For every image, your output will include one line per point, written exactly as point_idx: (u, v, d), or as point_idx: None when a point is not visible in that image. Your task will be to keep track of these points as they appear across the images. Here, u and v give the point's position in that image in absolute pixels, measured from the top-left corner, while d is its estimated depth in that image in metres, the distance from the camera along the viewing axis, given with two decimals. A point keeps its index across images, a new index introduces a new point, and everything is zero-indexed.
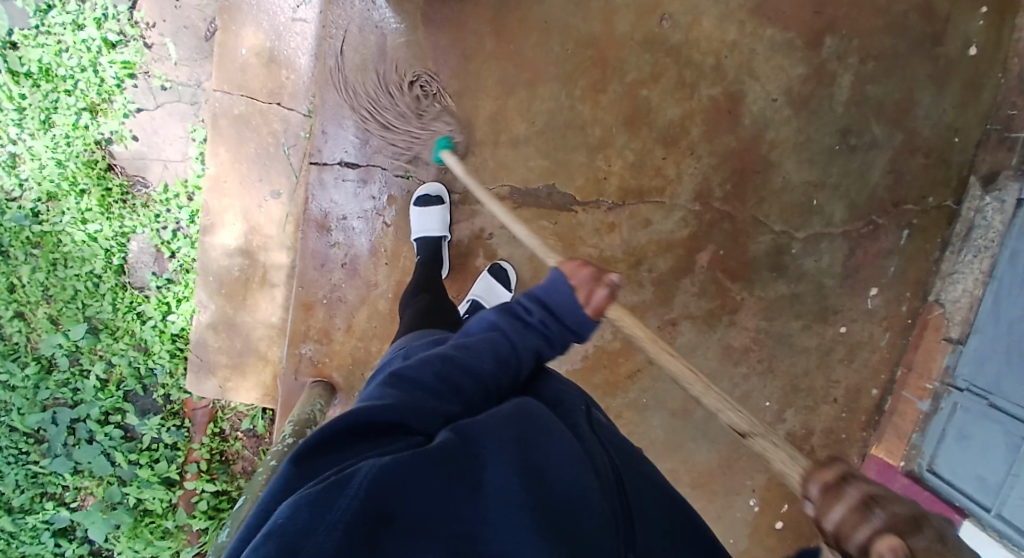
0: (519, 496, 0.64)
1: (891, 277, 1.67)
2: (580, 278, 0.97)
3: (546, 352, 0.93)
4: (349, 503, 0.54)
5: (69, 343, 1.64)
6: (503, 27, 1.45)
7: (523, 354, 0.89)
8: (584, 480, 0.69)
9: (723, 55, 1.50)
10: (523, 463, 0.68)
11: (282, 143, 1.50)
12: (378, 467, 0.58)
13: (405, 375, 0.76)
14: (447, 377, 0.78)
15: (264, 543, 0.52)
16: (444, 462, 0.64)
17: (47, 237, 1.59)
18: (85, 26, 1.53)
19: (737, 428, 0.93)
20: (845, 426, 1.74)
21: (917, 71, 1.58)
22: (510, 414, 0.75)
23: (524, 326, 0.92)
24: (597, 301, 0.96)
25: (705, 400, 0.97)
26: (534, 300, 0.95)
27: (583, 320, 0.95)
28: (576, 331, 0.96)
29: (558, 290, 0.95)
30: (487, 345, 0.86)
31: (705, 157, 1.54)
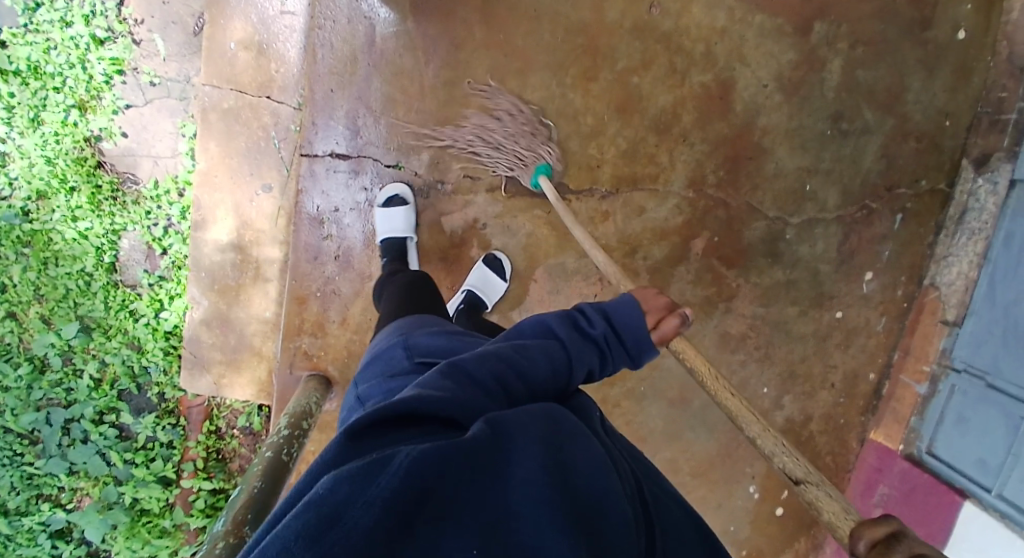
0: (555, 493, 0.59)
1: (886, 262, 1.67)
2: (653, 305, 1.05)
3: (596, 369, 0.96)
4: (388, 480, 0.51)
5: (61, 343, 1.63)
6: (493, 15, 1.44)
7: (577, 368, 0.91)
8: (611, 487, 0.65)
9: (713, 41, 1.50)
10: (556, 463, 0.64)
11: (272, 136, 1.50)
12: (419, 449, 0.55)
13: (467, 369, 0.76)
14: (504, 378, 0.78)
15: (301, 515, 0.48)
16: (479, 453, 0.60)
17: (37, 235, 1.59)
18: (74, 23, 1.52)
19: (790, 474, 0.91)
20: (843, 412, 1.74)
21: (907, 56, 1.59)
22: (541, 413, 0.72)
23: (581, 337, 0.95)
24: (668, 329, 1.03)
25: (761, 443, 0.95)
26: (600, 316, 0.99)
27: (644, 346, 1.01)
28: (632, 354, 1.00)
29: (629, 314, 1.01)
30: (546, 353, 0.88)
31: (698, 144, 1.54)
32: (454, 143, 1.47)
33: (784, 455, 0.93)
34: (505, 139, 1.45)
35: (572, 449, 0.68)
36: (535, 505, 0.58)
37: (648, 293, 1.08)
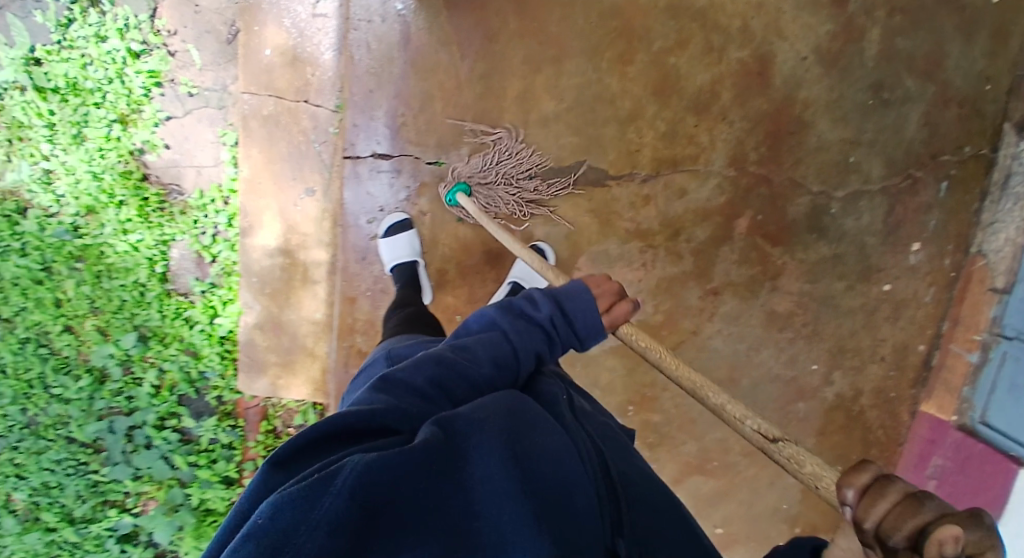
0: (506, 485, 0.67)
1: (933, 232, 1.64)
2: (606, 289, 0.99)
3: (546, 356, 0.94)
4: (332, 502, 0.58)
5: (120, 352, 1.68)
6: (526, 4, 1.43)
7: (522, 358, 0.90)
8: (571, 470, 0.73)
9: (750, 16, 1.48)
10: (511, 453, 0.71)
11: (312, 140, 1.51)
12: (362, 463, 0.62)
13: (401, 378, 0.82)
14: (440, 382, 0.82)
15: (246, 544, 0.56)
16: (427, 458, 0.67)
17: (89, 249, 1.62)
18: (108, 37, 1.53)
19: (763, 435, 0.84)
20: (894, 385, 1.72)
21: (946, 20, 1.54)
22: (497, 406, 0.78)
23: (527, 323, 0.93)
24: (620, 315, 0.98)
25: (728, 410, 0.89)
26: (550, 298, 0.94)
27: (597, 329, 0.95)
28: (584, 340, 0.95)
29: (580, 299, 0.94)
30: (485, 349, 0.89)
31: (738, 121, 1.52)
32: (500, 142, 1.47)
33: (755, 418, 0.87)
34: (532, 169, 1.49)
35: (527, 437, 0.76)
36: (490, 495, 0.67)
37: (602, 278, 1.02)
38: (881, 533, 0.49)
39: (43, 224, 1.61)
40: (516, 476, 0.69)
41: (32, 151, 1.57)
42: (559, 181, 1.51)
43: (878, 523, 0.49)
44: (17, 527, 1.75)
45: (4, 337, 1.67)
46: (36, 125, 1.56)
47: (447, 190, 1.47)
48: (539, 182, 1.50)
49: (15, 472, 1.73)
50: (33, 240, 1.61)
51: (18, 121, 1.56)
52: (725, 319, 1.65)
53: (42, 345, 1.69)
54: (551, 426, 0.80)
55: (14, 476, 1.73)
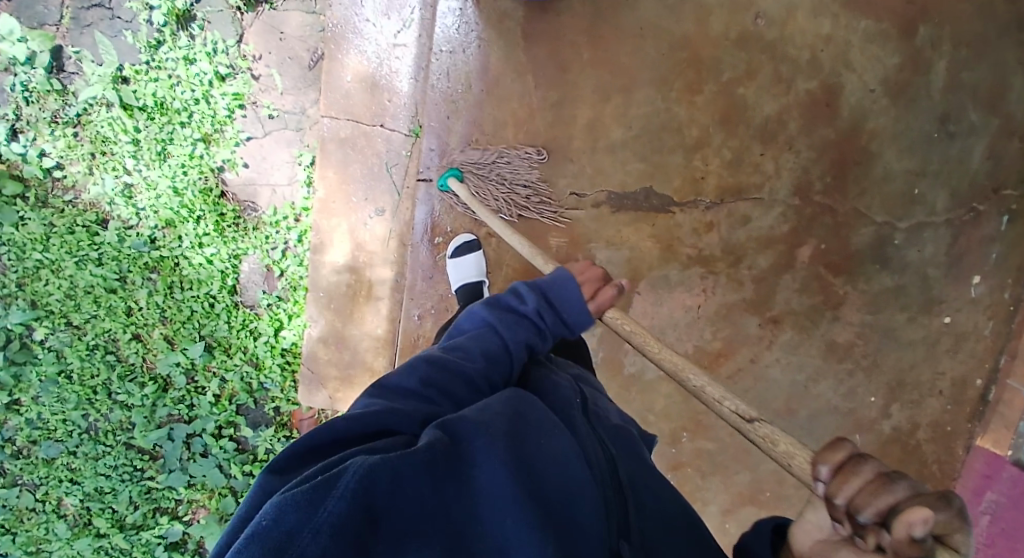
0: (511, 489, 0.71)
1: (994, 265, 1.62)
2: (590, 277, 1.14)
3: (535, 345, 1.03)
4: (337, 504, 0.58)
5: (187, 361, 1.72)
6: (598, 36, 1.47)
7: (512, 350, 0.99)
8: (574, 473, 0.78)
9: (818, 48, 1.50)
10: (513, 457, 0.75)
11: (385, 162, 1.56)
12: (366, 465, 0.62)
13: (394, 383, 0.86)
14: (432, 383, 0.87)
15: (248, 547, 0.55)
16: (434, 459, 0.70)
17: (165, 261, 1.68)
18: (197, 60, 1.60)
19: (739, 415, 0.87)
20: (952, 419, 1.68)
21: (1011, 53, 1.54)
22: (499, 411, 0.83)
23: (516, 315, 1.03)
24: (604, 300, 1.12)
25: (707, 391, 0.93)
26: (536, 290, 1.05)
27: (583, 315, 1.06)
28: (572, 326, 1.06)
29: (566, 286, 1.06)
30: (477, 346, 0.97)
31: (804, 150, 1.53)
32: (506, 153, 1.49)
33: (733, 399, 0.90)
34: (530, 182, 1.50)
35: (528, 443, 0.80)
36: (496, 501, 0.70)
37: (586, 265, 1.17)
38: (852, 509, 0.53)
39: (122, 235, 1.67)
40: (520, 479, 0.73)
41: (114, 165, 1.64)
42: (548, 206, 1.52)
43: (847, 500, 0.54)
44: (67, 532, 1.76)
45: (74, 343, 1.72)
46: (122, 141, 1.63)
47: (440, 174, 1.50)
48: (530, 201, 1.51)
49: (69, 477, 1.76)
50: (111, 250, 1.67)
51: (103, 137, 1.63)
52: (784, 347, 1.65)
53: (108, 352, 1.74)
54: (553, 430, 0.84)
55: (68, 480, 1.76)
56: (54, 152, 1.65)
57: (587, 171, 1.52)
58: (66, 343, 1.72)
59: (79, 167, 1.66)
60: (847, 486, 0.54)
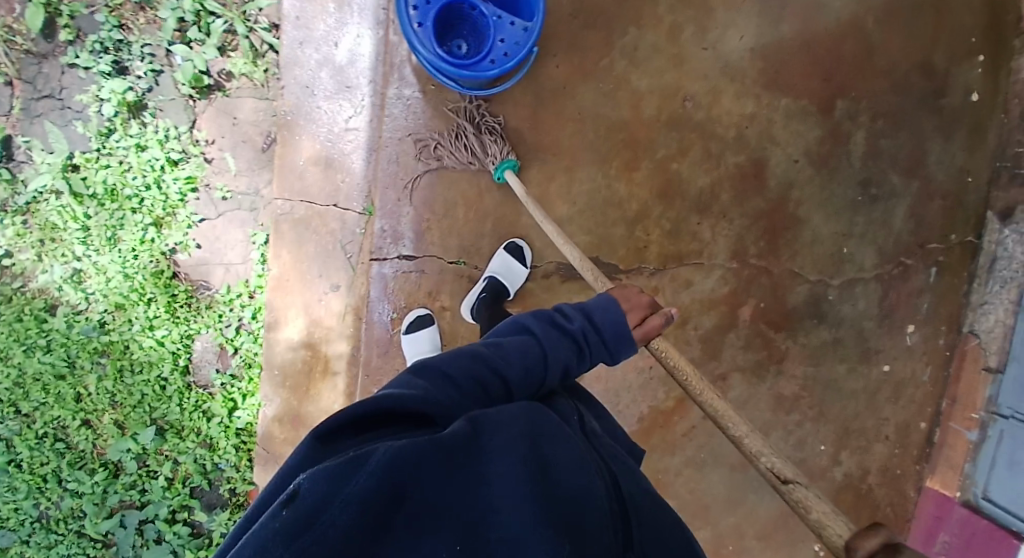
0: (529, 488, 0.71)
1: (926, 314, 1.73)
2: (637, 303, 1.17)
3: (575, 364, 1.06)
4: (365, 480, 0.59)
5: (137, 446, 1.70)
6: (540, 121, 1.55)
7: (552, 361, 1.02)
8: (585, 482, 0.79)
9: (743, 126, 1.61)
10: (531, 458, 0.76)
11: (340, 241, 1.61)
12: (393, 449, 0.63)
13: (439, 366, 0.90)
14: (472, 374, 0.92)
15: (283, 510, 0.56)
16: (456, 449, 0.71)
17: (114, 345, 1.67)
18: (149, 147, 1.63)
19: (776, 475, 0.90)
20: (898, 462, 1.76)
21: (923, 122, 1.69)
22: (521, 411, 0.84)
23: (560, 332, 1.08)
24: (651, 327, 1.16)
25: (747, 443, 0.97)
26: (579, 313, 1.12)
27: (625, 340, 1.12)
28: (610, 350, 1.11)
29: (612, 309, 1.13)
30: (520, 349, 1.00)
31: (738, 219, 1.63)
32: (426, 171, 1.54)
33: (771, 456, 0.93)
34: (389, 204, 1.55)
35: (545, 447, 0.81)
36: (514, 499, 0.69)
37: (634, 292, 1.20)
38: None
39: (71, 321, 1.66)
40: (537, 481, 0.73)
41: (64, 251, 1.64)
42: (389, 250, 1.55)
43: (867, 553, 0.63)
44: None
45: (23, 431, 1.70)
46: (71, 227, 1.63)
47: (498, 166, 1.48)
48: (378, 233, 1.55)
49: None
50: (60, 337, 1.66)
51: (52, 224, 1.64)
52: (734, 403, 1.71)
53: (58, 440, 1.71)
54: (566, 440, 0.86)
55: None
56: (3, 241, 1.64)
57: (536, 245, 1.58)
58: (15, 431, 1.70)
59: (28, 254, 1.66)
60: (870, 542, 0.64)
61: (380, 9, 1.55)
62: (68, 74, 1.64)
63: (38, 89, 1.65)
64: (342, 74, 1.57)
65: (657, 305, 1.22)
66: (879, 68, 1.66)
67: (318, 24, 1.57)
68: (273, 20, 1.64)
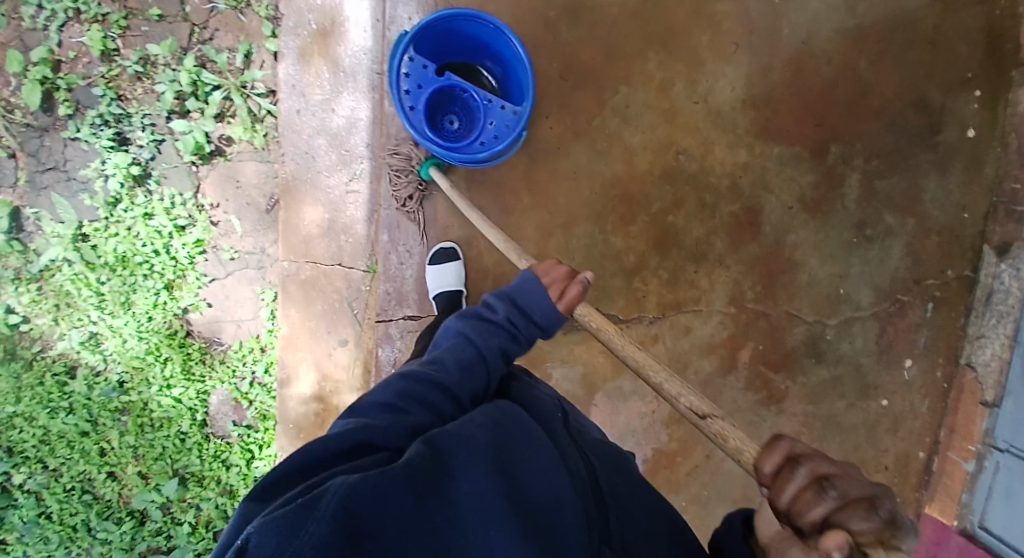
0: (491, 501, 0.75)
1: (923, 348, 1.75)
2: (555, 276, 1.11)
3: (511, 350, 1.06)
4: (317, 525, 0.62)
5: (161, 497, 1.75)
6: (536, 182, 1.59)
7: (487, 357, 1.02)
8: (552, 484, 0.83)
9: (737, 176, 1.64)
10: (493, 467, 0.79)
11: (345, 297, 1.65)
12: (346, 486, 0.66)
13: (371, 401, 0.90)
14: (409, 393, 0.91)
15: None
16: (414, 473, 0.73)
17: (134, 403, 1.74)
18: (156, 215, 1.68)
19: (694, 411, 0.96)
20: (899, 490, 1.76)
21: (920, 160, 1.70)
22: (480, 424, 0.87)
23: (489, 324, 1.05)
24: (572, 298, 1.09)
25: (667, 387, 1.01)
26: (504, 299, 1.08)
27: (553, 315, 1.07)
28: (542, 327, 1.07)
29: (533, 287, 1.08)
30: (453, 357, 1.00)
31: (734, 265, 1.66)
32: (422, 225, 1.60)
33: (688, 395, 0.99)
34: (393, 267, 1.62)
35: (510, 455, 0.84)
36: (479, 511, 0.73)
37: (552, 265, 1.15)
38: (775, 477, 0.72)
39: (91, 383, 1.73)
40: (500, 489, 0.77)
41: (80, 316, 1.70)
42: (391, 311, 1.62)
43: (773, 468, 0.73)
44: None
45: (50, 485, 1.75)
46: (86, 294, 1.68)
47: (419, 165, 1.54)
48: (381, 294, 1.62)
49: None
50: (81, 398, 1.73)
51: (66, 290, 1.69)
52: None
53: (85, 492, 1.76)
54: (534, 442, 0.88)
55: None
56: (20, 307, 1.70)
57: None
58: (43, 485, 1.74)
59: (45, 318, 1.71)
60: (772, 458, 0.73)
61: (374, 74, 1.57)
62: (71, 146, 1.68)
63: (41, 162, 1.69)
64: (339, 139, 1.60)
65: (575, 273, 1.13)
66: (873, 108, 1.67)
67: (313, 92, 1.59)
68: (270, 86, 1.68)
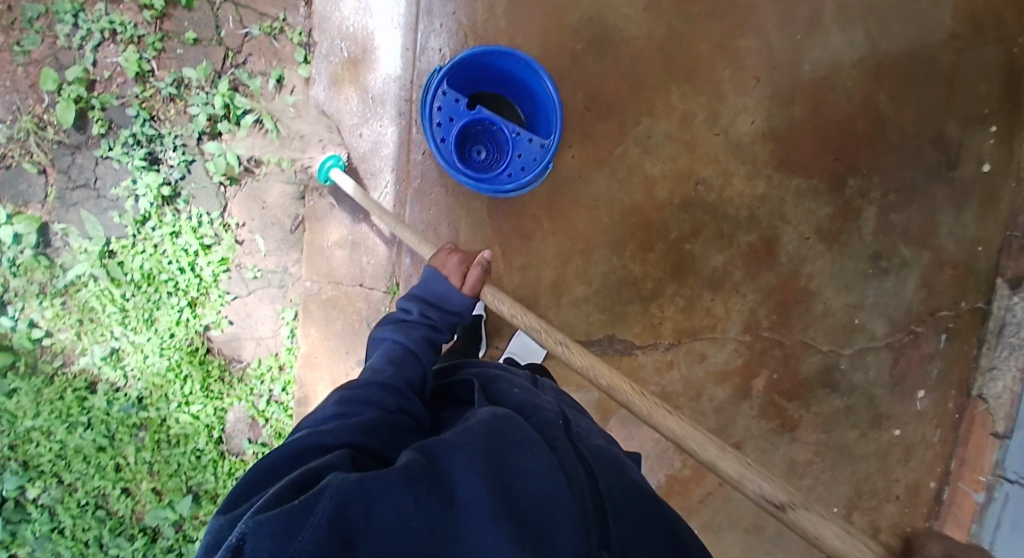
0: (488, 508, 0.73)
1: (936, 380, 1.75)
2: (452, 268, 1.30)
3: (433, 338, 1.23)
4: (312, 532, 0.65)
5: (175, 514, 1.76)
6: (557, 209, 1.62)
7: (414, 349, 1.17)
8: (554, 488, 0.78)
9: (755, 207, 1.66)
10: (490, 473, 0.78)
11: (365, 318, 1.69)
12: (339, 492, 0.68)
13: (316, 418, 0.98)
14: (350, 401, 0.99)
15: None
16: (407, 480, 0.74)
17: (151, 419, 1.75)
18: (183, 234, 1.71)
19: (768, 499, 0.87)
20: (910, 520, 1.76)
21: (937, 195, 1.72)
22: (478, 431, 0.87)
23: (408, 323, 1.23)
24: (472, 280, 1.28)
25: (727, 469, 0.92)
26: (415, 300, 1.26)
27: (460, 298, 1.27)
28: (455, 311, 1.27)
29: (434, 282, 1.28)
30: (382, 358, 1.15)
31: (750, 294, 1.69)
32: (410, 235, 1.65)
33: (755, 477, 0.90)
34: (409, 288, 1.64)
35: (510, 460, 0.82)
36: (476, 518, 0.73)
37: (449, 257, 1.32)
38: None
39: (110, 398, 1.74)
40: (497, 495, 0.75)
41: (103, 332, 1.72)
42: None
43: None
44: None
45: (64, 499, 1.74)
46: (110, 310, 1.71)
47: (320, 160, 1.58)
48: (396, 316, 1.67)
49: None
50: (100, 413, 1.74)
51: (90, 306, 1.72)
52: None
53: (98, 507, 1.76)
54: (531, 445, 0.85)
55: None
56: (43, 321, 1.72)
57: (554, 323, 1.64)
58: (57, 500, 1.74)
59: (67, 333, 1.73)
60: None
61: (401, 103, 1.62)
62: (102, 164, 1.72)
63: (72, 179, 1.72)
64: (364, 161, 1.63)
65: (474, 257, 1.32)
66: (891, 143, 1.70)
67: (341, 119, 1.64)
68: None
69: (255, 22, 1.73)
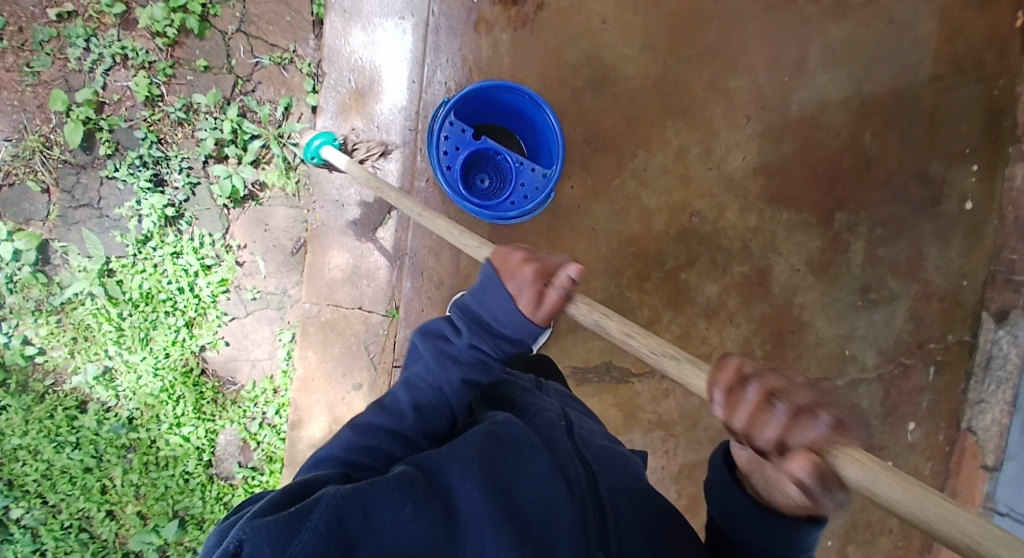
0: (485, 513, 0.76)
1: (926, 411, 1.79)
2: (523, 280, 0.93)
3: (476, 376, 0.98)
4: (309, 536, 0.65)
5: (160, 539, 1.71)
6: (556, 236, 1.64)
7: (446, 392, 0.98)
8: (550, 492, 0.81)
9: (748, 238, 1.71)
10: (488, 479, 0.80)
11: (363, 341, 1.69)
12: (336, 499, 0.69)
13: (323, 455, 0.95)
14: (355, 447, 0.94)
15: None
16: (406, 485, 0.75)
17: (141, 440, 1.73)
18: (184, 254, 1.72)
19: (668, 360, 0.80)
20: (903, 552, 1.78)
21: (922, 230, 1.78)
22: (474, 437, 0.86)
23: (449, 350, 0.98)
24: (548, 306, 0.92)
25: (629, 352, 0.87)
26: (466, 315, 0.98)
27: (520, 324, 0.94)
28: (513, 339, 0.96)
29: (493, 296, 0.95)
30: (410, 395, 0.99)
31: (744, 323, 1.72)
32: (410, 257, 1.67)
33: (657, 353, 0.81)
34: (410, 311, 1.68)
35: (506, 464, 0.83)
36: (477, 524, 0.75)
37: (523, 261, 0.95)
38: None
39: (101, 418, 1.71)
40: (495, 502, 0.78)
41: (97, 350, 1.71)
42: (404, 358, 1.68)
43: None
44: None
45: (48, 521, 1.70)
46: (106, 328, 1.70)
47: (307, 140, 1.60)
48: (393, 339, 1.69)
49: None
50: (89, 433, 1.71)
51: (86, 325, 1.70)
52: None
53: (82, 530, 1.72)
54: (531, 449, 0.85)
55: None
56: (37, 339, 1.70)
57: (552, 349, 1.66)
58: (40, 521, 1.70)
59: (61, 351, 1.71)
60: None
61: (406, 131, 1.66)
62: (106, 184, 1.74)
63: (75, 198, 1.73)
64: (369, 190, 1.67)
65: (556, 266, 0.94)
66: (877, 179, 1.76)
67: (357, 152, 1.65)
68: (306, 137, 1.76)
69: (265, 52, 1.78)
